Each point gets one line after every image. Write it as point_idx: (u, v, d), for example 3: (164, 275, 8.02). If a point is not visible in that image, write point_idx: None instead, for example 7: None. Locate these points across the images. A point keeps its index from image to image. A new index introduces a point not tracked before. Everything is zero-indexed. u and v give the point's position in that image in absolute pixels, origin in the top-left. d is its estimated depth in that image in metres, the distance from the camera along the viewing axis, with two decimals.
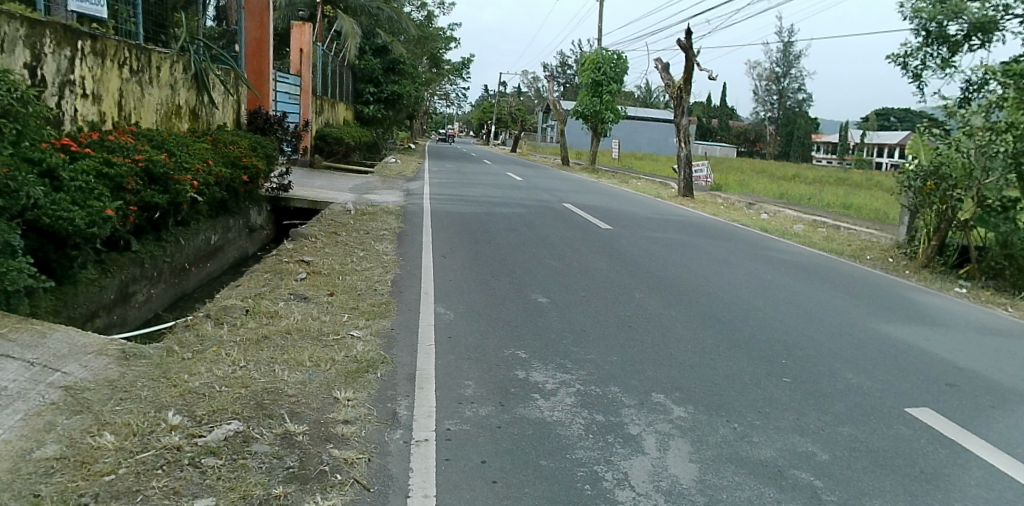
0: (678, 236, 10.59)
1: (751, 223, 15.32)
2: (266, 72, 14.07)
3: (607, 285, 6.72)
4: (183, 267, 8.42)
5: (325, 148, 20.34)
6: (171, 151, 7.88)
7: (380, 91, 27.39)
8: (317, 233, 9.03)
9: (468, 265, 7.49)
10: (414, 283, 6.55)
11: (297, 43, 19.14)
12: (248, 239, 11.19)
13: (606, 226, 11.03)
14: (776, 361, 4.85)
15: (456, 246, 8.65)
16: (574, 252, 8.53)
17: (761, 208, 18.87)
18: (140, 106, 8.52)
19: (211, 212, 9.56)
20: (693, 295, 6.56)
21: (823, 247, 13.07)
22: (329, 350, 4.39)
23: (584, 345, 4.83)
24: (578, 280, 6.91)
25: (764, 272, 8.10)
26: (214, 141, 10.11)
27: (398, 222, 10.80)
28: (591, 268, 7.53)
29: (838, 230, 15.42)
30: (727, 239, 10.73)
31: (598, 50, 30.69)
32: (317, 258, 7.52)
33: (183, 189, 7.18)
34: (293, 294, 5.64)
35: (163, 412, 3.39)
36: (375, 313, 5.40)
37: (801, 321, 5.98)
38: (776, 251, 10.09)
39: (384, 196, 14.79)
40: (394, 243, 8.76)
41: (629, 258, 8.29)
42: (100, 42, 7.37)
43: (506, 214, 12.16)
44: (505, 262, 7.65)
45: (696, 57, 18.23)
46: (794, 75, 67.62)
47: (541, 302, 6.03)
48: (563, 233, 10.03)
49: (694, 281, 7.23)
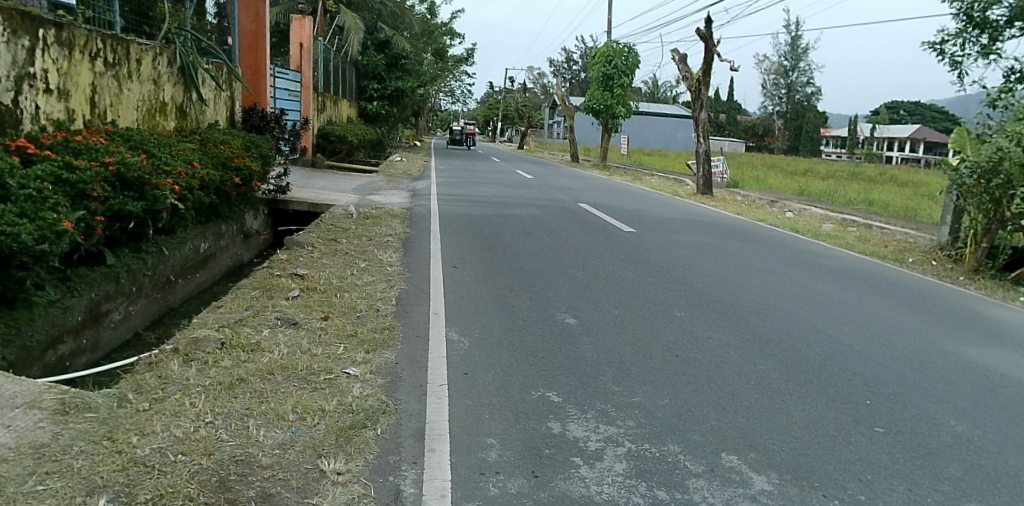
0: (709, 239, 9.72)
1: (778, 222, 14.48)
2: (264, 67, 13.24)
3: (642, 302, 5.90)
4: (168, 279, 7.65)
5: (327, 148, 19.59)
6: (150, 152, 7.11)
7: (384, 87, 26.63)
8: (314, 240, 8.24)
9: (481, 277, 6.69)
10: (421, 301, 5.73)
11: (298, 37, 18.29)
12: (243, 245, 10.43)
13: (629, 228, 10.19)
14: (860, 403, 4.02)
15: (468, 254, 7.86)
16: (599, 260, 7.72)
17: (785, 205, 18.00)
18: (117, 103, 7.76)
19: (201, 218, 8.79)
20: (741, 313, 5.74)
21: (859, 248, 12.20)
22: (319, 396, 3.58)
23: (628, 384, 4.02)
24: (607, 295, 6.09)
25: (810, 282, 7.26)
26: (203, 141, 9.33)
27: (404, 227, 9.99)
28: (619, 281, 6.71)
29: (870, 230, 14.55)
30: (762, 243, 9.87)
31: (609, 42, 29.76)
32: (313, 271, 6.72)
33: (162, 194, 6.38)
34: (280, 319, 4.82)
35: (95, 496, 2.57)
36: (375, 343, 4.58)
37: (869, 344, 5.15)
38: (816, 255, 9.23)
39: (390, 197, 13.98)
40: (400, 251, 7.96)
41: (660, 267, 7.48)
42: (65, 31, 6.60)
43: (520, 216, 11.34)
44: (522, 273, 6.85)
45: (716, 47, 17.33)
46: (803, 69, 66.47)
47: (569, 324, 5.22)
48: (582, 237, 9.22)
49: (738, 295, 6.39)
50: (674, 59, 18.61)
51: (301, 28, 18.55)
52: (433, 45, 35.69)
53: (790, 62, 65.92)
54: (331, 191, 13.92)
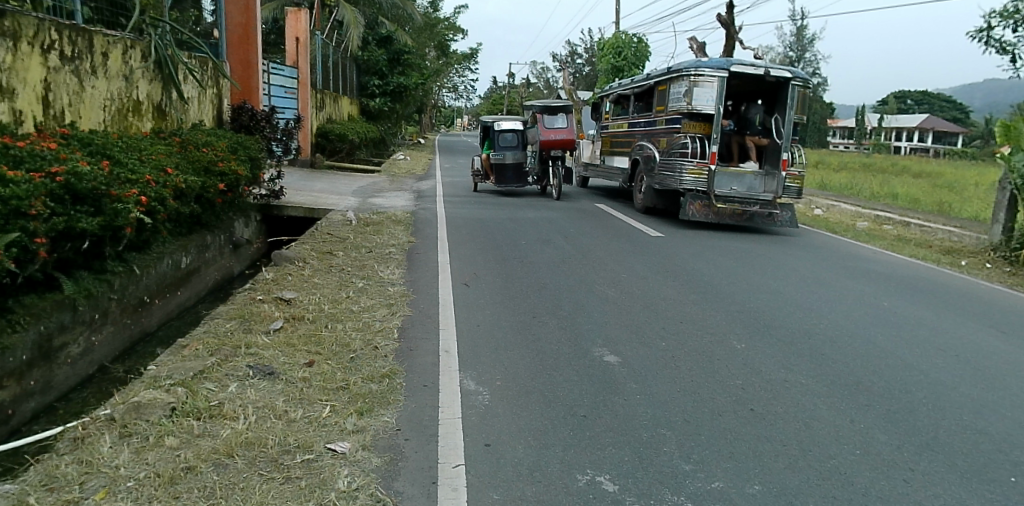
0: (749, 245, 8.74)
1: (809, 221, 13.47)
2: (254, 62, 12.18)
3: (693, 334, 4.91)
4: (142, 300, 6.75)
5: (326, 147, 18.69)
6: (115, 158, 6.21)
7: (386, 84, 25.66)
8: (306, 254, 7.31)
9: (498, 298, 5.74)
10: (429, 333, 4.78)
11: (293, 31, 17.19)
12: (232, 257, 9.50)
13: (657, 233, 9.20)
14: (1002, 481, 3.05)
15: (479, 269, 6.91)
16: (630, 273, 6.75)
17: (811, 201, 16.96)
18: (79, 102, 6.86)
19: (181, 229, 7.89)
20: (814, 346, 4.76)
21: (903, 249, 11.15)
22: (290, 494, 2.63)
23: (701, 461, 3.05)
24: (651, 322, 5.13)
25: (876, 296, 6.28)
26: (184, 144, 8.40)
27: (407, 234, 9.04)
28: (658, 301, 5.75)
29: (908, 227, 13.51)
30: (805, 247, 8.87)
31: (617, 34, 28.72)
32: (303, 293, 5.79)
33: (124, 207, 5.47)
34: (254, 367, 3.88)
35: None
36: (371, 399, 3.61)
37: (981, 385, 4.15)
38: (869, 261, 8.22)
39: (393, 200, 13.03)
40: (402, 266, 7.01)
41: (702, 281, 6.51)
42: (9, 18, 5.68)
43: (533, 219, 10.37)
44: (546, 294, 5.89)
45: (736, 34, 16.30)
46: (810, 60, 65.11)
47: (611, 366, 4.25)
48: (607, 245, 8.26)
49: (804, 319, 5.40)
50: (693, 48, 17.55)
51: (297, 22, 17.48)
52: (436, 41, 34.68)
53: (795, 53, 64.61)
54: (329, 194, 12.99)
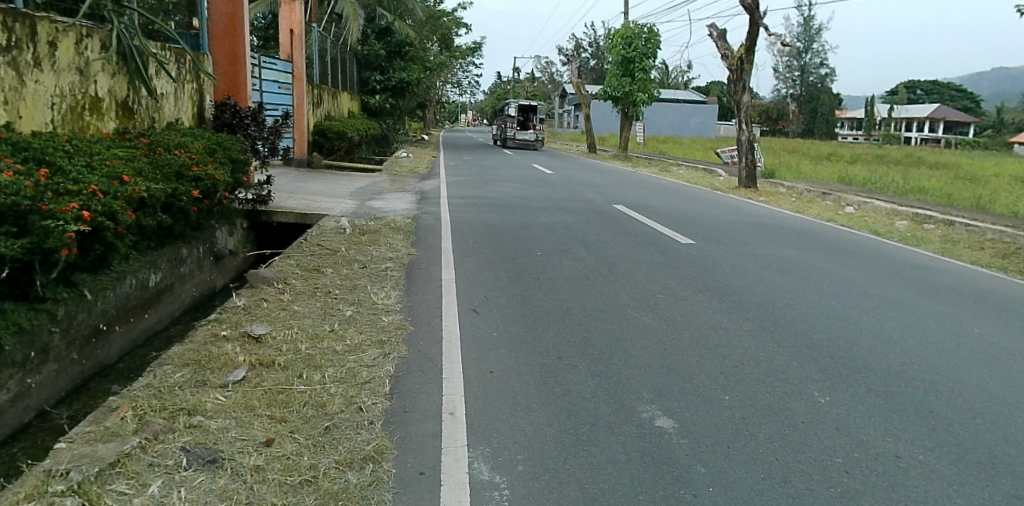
0: (792, 253, 7.73)
1: (843, 221, 12.47)
2: (241, 55, 11.00)
3: (763, 383, 3.89)
4: (98, 329, 5.78)
5: (325, 145, 17.76)
6: (55, 165, 5.31)
7: (388, 79, 24.57)
8: (289, 273, 6.33)
9: (512, 331, 4.72)
10: (430, 385, 3.79)
11: (288, 23, 16.03)
12: (212, 271, 8.51)
13: (687, 240, 8.18)
14: None
15: (489, 289, 5.91)
16: (666, 293, 5.74)
17: (841, 198, 15.92)
18: (20, 99, 5.92)
19: (149, 243, 6.93)
20: (916, 400, 3.77)
21: (955, 251, 10.16)
22: None
23: None
24: (705, 366, 4.12)
25: (966, 322, 5.26)
26: (152, 145, 7.43)
27: (407, 245, 8.05)
28: (708, 334, 4.73)
29: (951, 226, 12.50)
30: (857, 255, 7.85)
31: (627, 24, 27.61)
32: (276, 328, 4.78)
33: (59, 226, 4.49)
34: (190, 450, 2.89)
35: None
36: (346, 501, 2.62)
37: None
38: (936, 271, 7.19)
39: (393, 203, 12.05)
40: (399, 286, 6.04)
41: (754, 305, 5.51)
42: None
43: (547, 224, 9.37)
44: (571, 324, 4.88)
45: (760, 19, 15.19)
46: (819, 50, 63.71)
47: (667, 436, 3.23)
48: (635, 256, 7.25)
49: (889, 358, 4.40)
50: (712, 36, 16.42)
51: (291, 13, 16.28)
52: (438, 35, 33.61)
53: (804, 43, 63.23)
54: (325, 197, 12.05)
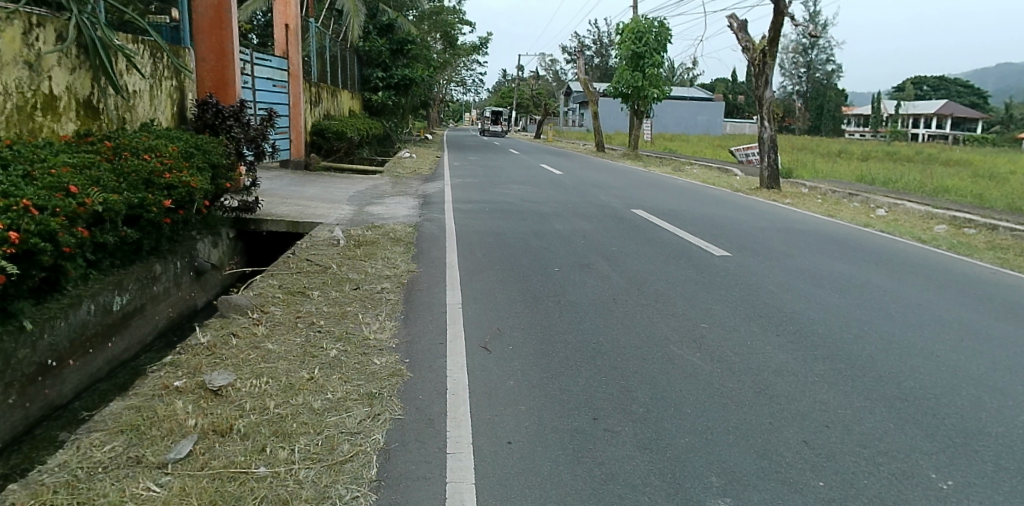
0: (844, 267, 6.82)
1: (880, 226, 11.50)
2: (230, 50, 9.93)
3: (861, 462, 3.00)
4: (47, 364, 4.89)
5: (324, 146, 16.88)
6: None
7: (391, 76, 23.61)
8: (269, 297, 5.44)
9: (533, 380, 3.82)
10: (431, 467, 2.90)
11: (283, 18, 15.15)
12: (191, 288, 7.60)
13: (722, 253, 7.28)
14: None
15: (503, 319, 5.00)
16: (712, 323, 4.84)
17: (869, 199, 14.96)
18: None
19: (113, 260, 6.03)
20: None
21: (1011, 260, 9.20)
22: None
23: None
24: (783, 433, 3.23)
25: None
26: (118, 148, 6.55)
27: (407, 259, 7.16)
28: (775, 382, 3.84)
29: (996, 231, 11.54)
30: (917, 269, 6.93)
31: (637, 17, 26.66)
32: (242, 375, 3.88)
33: None
34: None
35: None
36: None
37: None
38: (1013, 289, 6.26)
39: (393, 208, 11.17)
40: (395, 314, 5.15)
41: (822, 339, 4.59)
42: None
43: (563, 234, 8.47)
44: (605, 369, 3.98)
45: (784, 9, 14.24)
46: (826, 45, 62.55)
47: None
48: (668, 273, 6.35)
49: (1009, 416, 3.51)
50: (732, 27, 15.45)
51: (286, 6, 15.35)
52: (441, 30, 32.68)
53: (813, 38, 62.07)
54: (321, 202, 11.17)
